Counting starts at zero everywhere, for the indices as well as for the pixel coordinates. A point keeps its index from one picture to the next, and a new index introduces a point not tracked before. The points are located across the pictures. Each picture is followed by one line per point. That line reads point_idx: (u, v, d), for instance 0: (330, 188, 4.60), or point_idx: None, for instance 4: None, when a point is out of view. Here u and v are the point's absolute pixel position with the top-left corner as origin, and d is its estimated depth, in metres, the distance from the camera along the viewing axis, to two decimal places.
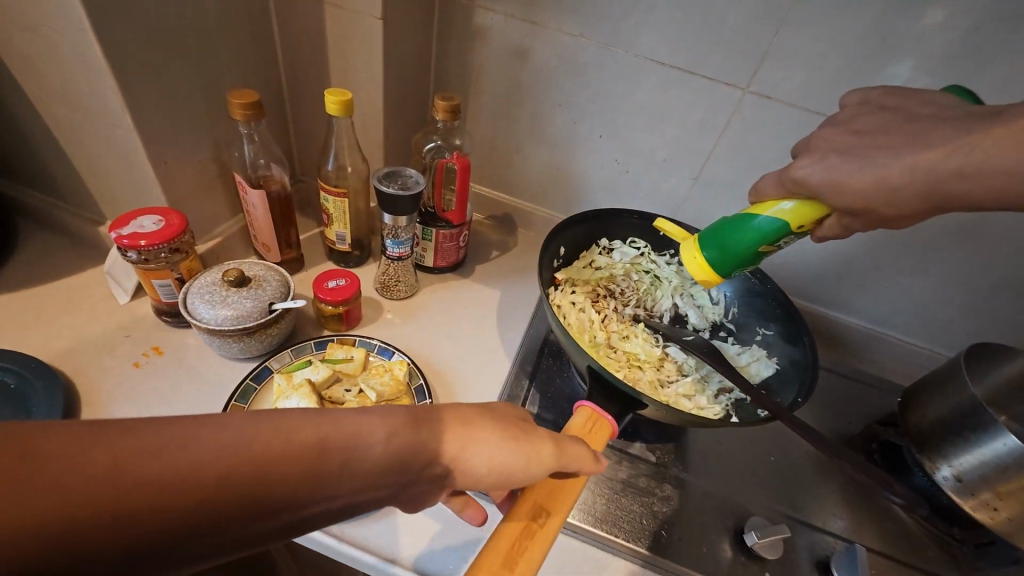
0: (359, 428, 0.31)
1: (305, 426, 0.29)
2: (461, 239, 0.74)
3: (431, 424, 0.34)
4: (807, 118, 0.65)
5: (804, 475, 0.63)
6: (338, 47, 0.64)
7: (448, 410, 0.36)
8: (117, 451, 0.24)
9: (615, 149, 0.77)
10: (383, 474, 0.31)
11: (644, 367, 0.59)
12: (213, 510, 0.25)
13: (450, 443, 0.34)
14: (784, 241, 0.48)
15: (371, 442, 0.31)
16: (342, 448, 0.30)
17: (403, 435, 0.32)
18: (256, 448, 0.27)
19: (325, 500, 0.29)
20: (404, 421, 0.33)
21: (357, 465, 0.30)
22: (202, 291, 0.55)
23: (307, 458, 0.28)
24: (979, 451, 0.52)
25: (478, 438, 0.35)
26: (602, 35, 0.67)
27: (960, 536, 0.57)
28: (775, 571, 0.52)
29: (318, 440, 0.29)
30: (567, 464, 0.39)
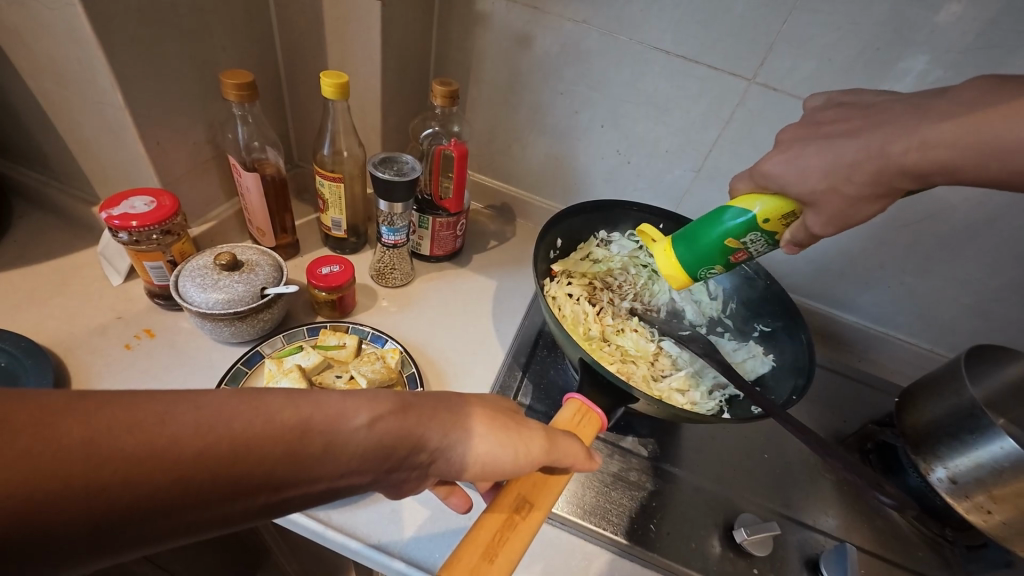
0: (343, 411, 0.30)
1: (287, 407, 0.29)
2: (458, 228, 0.73)
3: (419, 407, 0.33)
4: (785, 101, 0.64)
5: (797, 473, 0.62)
6: (336, 28, 0.63)
7: (437, 397, 0.35)
8: (91, 422, 0.23)
9: (617, 140, 0.76)
10: (367, 458, 0.31)
11: (637, 362, 0.59)
12: (188, 487, 0.25)
13: (436, 427, 0.33)
14: (752, 240, 0.47)
15: (355, 425, 0.30)
16: (325, 429, 0.29)
17: (389, 420, 0.32)
18: (236, 426, 0.27)
19: (303, 482, 0.29)
20: (391, 405, 0.32)
21: (341, 449, 0.30)
22: (193, 274, 0.54)
23: (288, 440, 0.28)
24: (971, 453, 0.52)
25: (463, 431, 0.35)
26: (607, 21, 0.66)
27: (952, 536, 0.57)
28: (764, 569, 0.52)
29: (301, 421, 0.29)
30: (558, 458, 0.38)
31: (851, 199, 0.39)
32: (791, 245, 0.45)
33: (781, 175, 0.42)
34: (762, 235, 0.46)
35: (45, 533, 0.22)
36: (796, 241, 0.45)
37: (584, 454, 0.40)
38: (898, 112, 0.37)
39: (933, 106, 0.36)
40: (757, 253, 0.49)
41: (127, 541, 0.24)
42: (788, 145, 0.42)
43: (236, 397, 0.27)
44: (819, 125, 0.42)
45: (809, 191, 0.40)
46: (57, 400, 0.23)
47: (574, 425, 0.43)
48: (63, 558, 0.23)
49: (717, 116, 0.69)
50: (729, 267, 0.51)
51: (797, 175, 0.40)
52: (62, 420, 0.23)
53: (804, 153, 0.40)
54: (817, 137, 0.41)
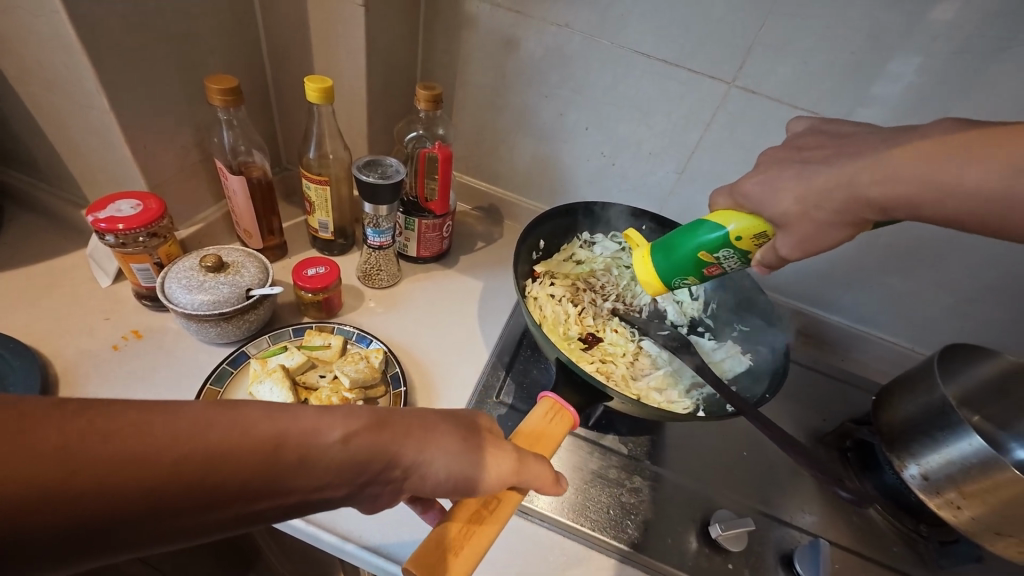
0: (320, 426, 0.31)
1: (265, 420, 0.30)
2: (444, 229, 0.74)
3: (395, 424, 0.35)
4: (763, 103, 0.65)
5: (777, 472, 0.63)
6: (321, 33, 0.64)
7: (413, 414, 0.36)
8: (70, 429, 0.24)
9: (602, 141, 0.77)
10: (341, 473, 0.32)
11: (617, 361, 0.60)
12: (162, 496, 0.26)
13: (410, 444, 0.34)
14: (726, 256, 0.48)
15: (330, 441, 0.31)
16: (300, 443, 0.30)
17: (365, 436, 0.33)
18: (213, 437, 0.27)
19: (276, 494, 0.30)
20: (366, 422, 0.33)
21: (315, 463, 0.30)
22: (179, 276, 0.55)
23: (264, 452, 0.29)
24: (944, 450, 0.53)
25: (437, 448, 0.35)
26: (588, 25, 0.67)
27: (925, 532, 0.58)
28: (739, 564, 0.53)
29: (277, 434, 0.30)
30: (526, 480, 0.38)
31: (820, 222, 0.40)
32: (762, 265, 0.46)
33: (757, 189, 0.43)
34: (736, 254, 0.47)
35: (18, 536, 0.22)
36: (766, 263, 0.46)
37: (551, 477, 0.40)
38: (869, 143, 0.39)
39: (921, 129, 0.37)
40: (731, 268, 0.50)
41: (99, 546, 0.25)
42: (766, 167, 0.44)
43: (215, 409, 0.29)
44: (796, 148, 0.43)
45: (779, 202, 0.41)
46: (37, 407, 0.24)
47: (547, 421, 0.43)
48: (32, 562, 0.23)
49: (700, 119, 0.70)
50: (702, 280, 0.52)
51: (780, 185, 0.41)
52: (42, 427, 0.24)
53: (786, 172, 0.42)
54: (796, 160, 0.42)
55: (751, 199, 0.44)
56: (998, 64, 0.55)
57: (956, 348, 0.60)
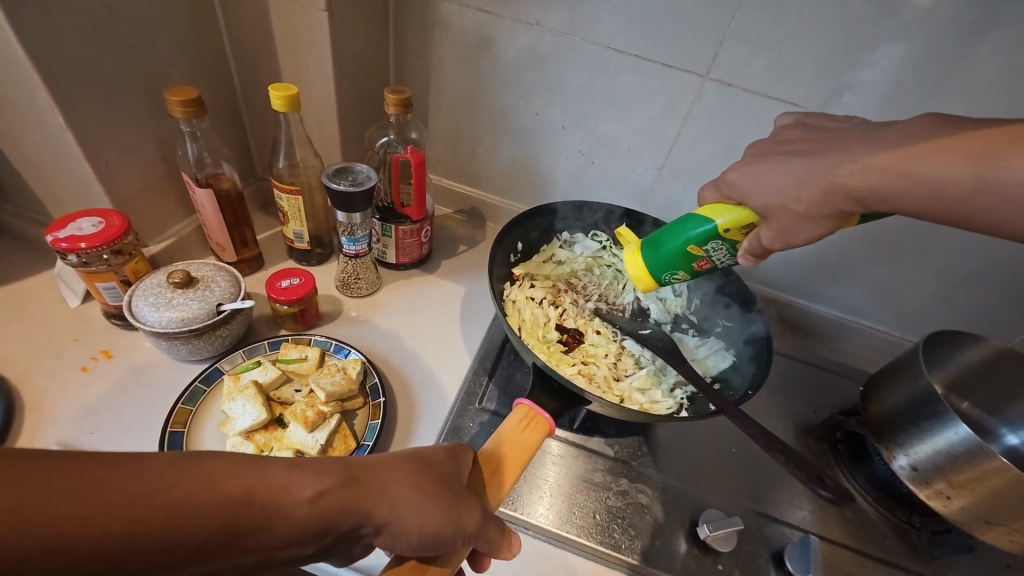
0: (289, 482, 0.30)
1: (231, 475, 0.28)
2: (423, 235, 0.73)
3: (368, 479, 0.33)
4: (739, 95, 0.65)
5: (767, 468, 0.62)
6: (287, 40, 0.62)
7: (392, 464, 0.34)
8: (24, 487, 0.24)
9: (580, 139, 0.76)
10: (309, 531, 0.30)
11: (599, 363, 0.59)
12: (115, 559, 0.25)
13: (385, 502, 0.33)
14: (715, 248, 0.47)
15: (299, 498, 0.30)
16: (267, 501, 0.29)
17: (336, 494, 0.31)
18: (175, 496, 0.26)
19: (238, 554, 0.28)
20: (339, 478, 0.32)
21: (280, 522, 0.29)
22: (147, 294, 0.54)
23: (227, 512, 0.27)
24: (931, 439, 0.53)
25: (412, 507, 0.33)
26: (559, 23, 0.66)
27: (918, 522, 0.58)
28: (728, 564, 0.52)
29: (243, 491, 0.28)
30: (491, 540, 0.36)
31: (799, 213, 0.39)
32: (750, 255, 0.44)
33: (741, 184, 0.43)
34: (725, 244, 0.46)
35: None
36: (752, 253, 0.44)
37: (505, 540, 0.37)
38: (851, 138, 0.38)
39: (899, 126, 0.36)
40: (722, 263, 0.48)
41: None
42: (748, 159, 0.43)
43: (179, 463, 0.28)
44: (777, 141, 0.43)
45: (761, 192, 0.41)
46: None
47: (520, 431, 0.42)
48: None
49: (676, 114, 0.69)
50: (692, 275, 0.50)
51: (763, 178, 0.41)
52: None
53: (768, 163, 0.41)
54: (780, 152, 0.41)
55: (737, 188, 0.43)
56: (972, 48, 0.54)
57: (944, 335, 0.59)
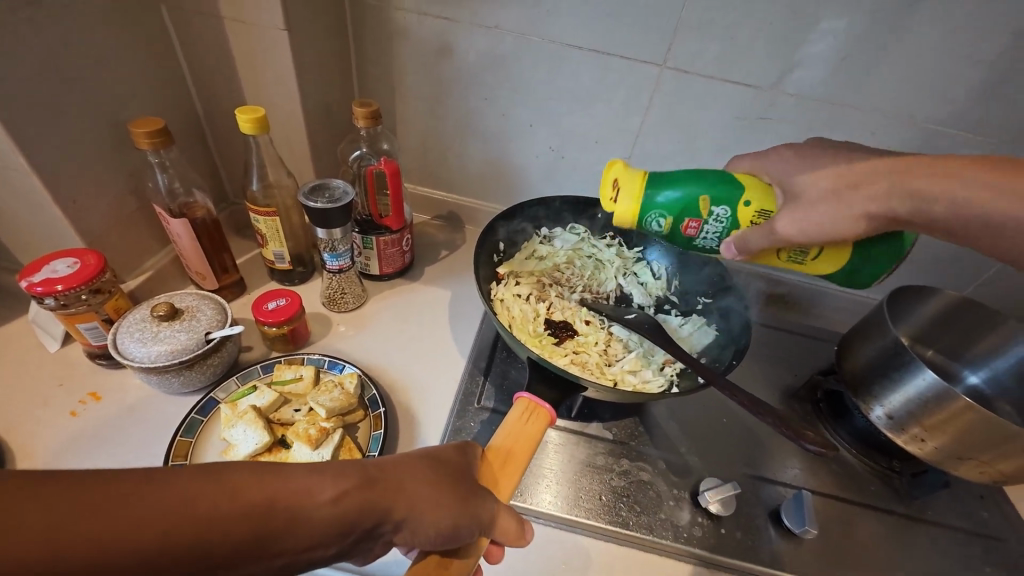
0: (309, 486, 0.31)
1: (252, 484, 0.29)
2: (404, 243, 0.74)
3: (386, 479, 0.34)
4: (697, 81, 0.67)
5: (757, 432, 0.65)
6: (249, 62, 0.62)
7: (406, 464, 0.35)
8: (54, 504, 0.24)
9: (549, 136, 0.78)
10: (331, 533, 0.31)
11: (590, 351, 0.60)
12: (146, 571, 0.25)
13: (402, 500, 0.33)
14: (694, 218, 0.48)
15: (320, 501, 0.31)
16: (289, 505, 0.30)
17: (355, 495, 0.32)
18: (202, 507, 0.27)
19: (264, 560, 0.29)
20: (357, 480, 0.33)
21: (303, 526, 0.30)
22: (132, 329, 0.53)
23: (251, 519, 0.28)
24: (903, 389, 0.57)
25: (428, 504, 0.34)
26: (518, 24, 0.67)
27: (898, 467, 0.62)
28: (731, 528, 0.54)
29: (266, 498, 0.29)
30: (503, 529, 0.37)
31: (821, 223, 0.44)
32: (732, 244, 0.48)
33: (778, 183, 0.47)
34: (731, 217, 0.48)
35: None
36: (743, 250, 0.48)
37: (518, 529, 0.39)
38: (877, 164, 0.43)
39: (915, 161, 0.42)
40: (706, 237, 0.50)
41: None
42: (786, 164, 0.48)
43: (202, 475, 0.28)
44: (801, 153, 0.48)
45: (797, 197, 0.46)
46: (18, 482, 0.24)
47: (522, 424, 0.44)
48: None
49: (638, 104, 0.71)
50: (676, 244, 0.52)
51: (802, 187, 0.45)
52: (24, 506, 0.23)
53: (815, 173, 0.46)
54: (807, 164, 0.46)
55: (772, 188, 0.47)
56: (904, 21, 0.58)
57: (908, 290, 0.62)
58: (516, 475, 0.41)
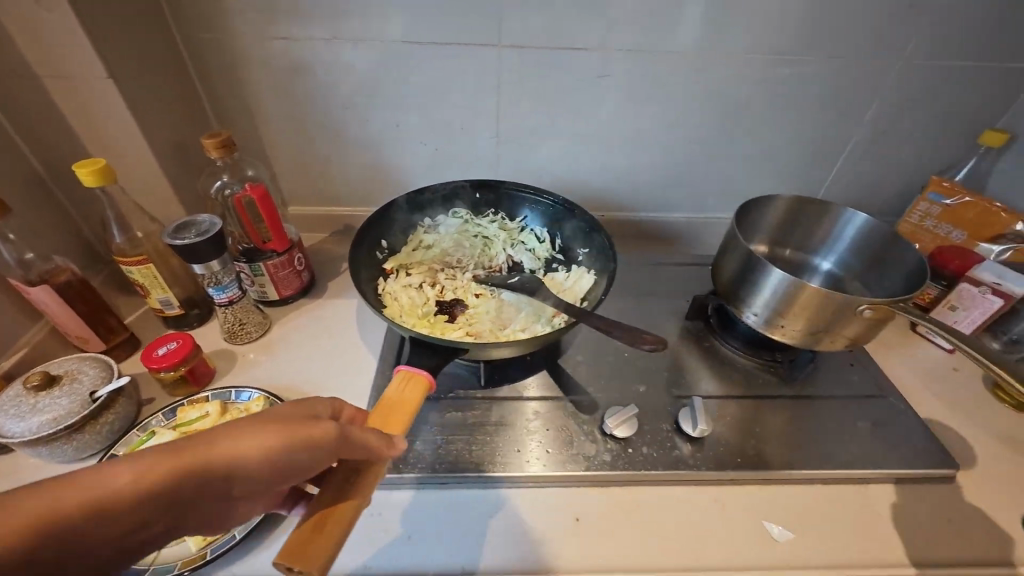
0: (103, 476, 0.31)
1: (39, 493, 0.30)
2: (296, 263, 0.75)
3: (194, 444, 0.33)
4: (533, 53, 0.72)
5: (657, 357, 0.71)
6: (83, 117, 0.61)
7: (217, 423, 0.35)
8: None
9: (417, 131, 0.81)
10: (153, 504, 0.32)
11: (483, 320, 0.63)
12: None
13: (218, 453, 0.34)
14: None
15: (119, 484, 0.31)
16: (87, 499, 0.30)
17: (158, 467, 0.32)
18: None
19: (96, 543, 0.31)
20: (157, 453, 0.33)
21: (114, 509, 0.31)
22: (7, 407, 0.52)
23: (50, 521, 0.30)
24: (761, 289, 0.64)
25: (250, 449, 0.34)
26: (353, 31, 0.69)
27: (779, 358, 0.70)
28: (643, 447, 0.59)
29: (59, 501, 0.30)
30: (358, 446, 0.38)
31: None
32: None
33: None
34: None
35: None
36: None
37: (381, 440, 0.39)
38: None
39: None
40: None
41: None
42: None
43: None
44: None
45: None
46: None
47: (400, 391, 0.45)
48: None
49: (489, 84, 0.75)
50: None
51: None
52: None
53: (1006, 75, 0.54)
54: None
55: None
56: None
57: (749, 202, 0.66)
58: (397, 425, 0.42)
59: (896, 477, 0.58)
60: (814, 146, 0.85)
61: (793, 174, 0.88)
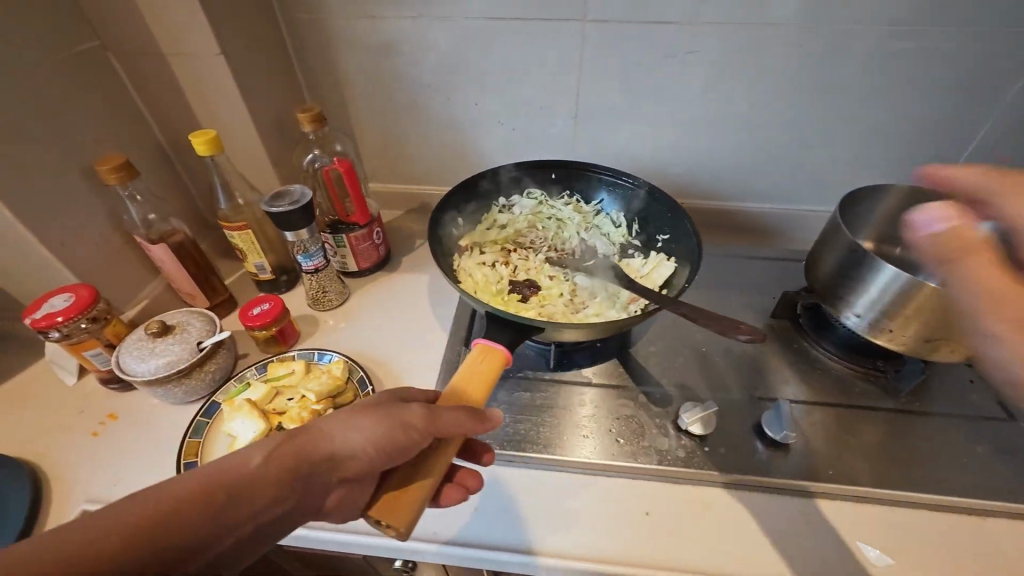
0: (239, 459, 0.35)
1: (185, 481, 0.33)
2: (375, 237, 0.77)
3: (306, 437, 0.37)
4: (621, 29, 0.69)
5: (734, 355, 0.67)
6: (198, 94, 0.67)
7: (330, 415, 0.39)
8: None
9: (496, 112, 0.81)
10: (273, 486, 0.34)
11: (555, 301, 0.63)
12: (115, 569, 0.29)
13: (329, 438, 0.37)
14: None
15: (248, 467, 0.34)
16: (226, 482, 0.34)
17: (281, 451, 0.36)
18: (145, 509, 0.31)
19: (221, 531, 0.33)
20: (279, 440, 0.36)
21: (242, 491, 0.34)
22: (132, 348, 0.58)
23: (195, 499, 0.32)
24: (868, 286, 0.57)
25: (349, 428, 0.37)
26: (438, 8, 0.70)
27: (883, 367, 0.63)
28: (717, 445, 0.56)
29: (203, 484, 0.33)
30: (446, 423, 0.38)
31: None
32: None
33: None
34: None
35: None
36: None
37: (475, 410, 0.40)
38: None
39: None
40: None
41: None
42: None
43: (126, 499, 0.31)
44: None
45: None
46: None
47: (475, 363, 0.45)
48: None
49: (571, 61, 0.73)
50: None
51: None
52: None
53: None
54: None
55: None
56: None
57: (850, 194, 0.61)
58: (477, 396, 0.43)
59: (1018, 513, 0.51)
60: (936, 132, 0.74)
61: (910, 164, 0.78)
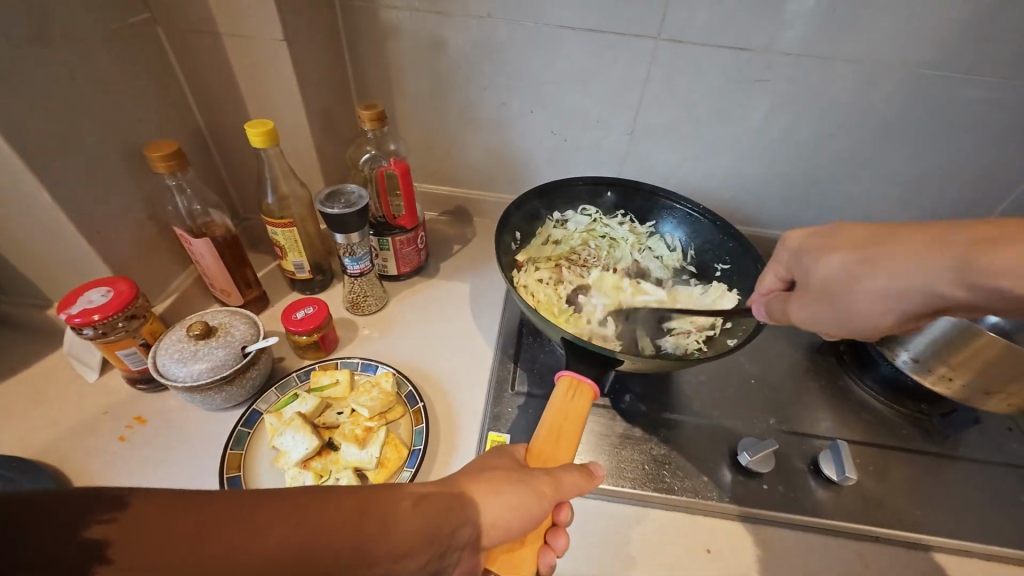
0: (395, 498, 0.35)
1: (348, 494, 0.34)
2: (419, 241, 0.74)
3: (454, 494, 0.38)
4: (693, 51, 0.68)
5: (782, 389, 0.67)
6: (250, 79, 0.63)
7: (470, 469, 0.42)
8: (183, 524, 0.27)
9: (550, 121, 0.78)
10: (421, 539, 0.34)
11: (616, 325, 0.62)
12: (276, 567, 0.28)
13: (474, 498, 0.38)
14: None
15: (403, 511, 0.35)
16: (383, 508, 0.34)
17: (431, 499, 0.36)
18: (310, 513, 0.31)
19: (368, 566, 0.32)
20: (430, 490, 0.37)
21: (393, 532, 0.33)
22: (170, 350, 0.54)
23: (352, 515, 0.33)
24: (925, 331, 0.58)
25: (494, 490, 0.39)
26: (508, 11, 0.67)
27: (927, 410, 0.64)
28: (773, 482, 0.56)
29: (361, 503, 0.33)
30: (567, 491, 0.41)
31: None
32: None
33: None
34: None
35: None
36: None
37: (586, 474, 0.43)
38: None
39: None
40: None
41: None
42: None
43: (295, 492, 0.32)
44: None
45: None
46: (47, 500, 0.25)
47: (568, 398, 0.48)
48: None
49: (636, 78, 0.72)
50: None
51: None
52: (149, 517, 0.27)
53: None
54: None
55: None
56: None
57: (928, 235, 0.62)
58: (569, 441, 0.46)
59: None
60: (982, 180, 0.76)
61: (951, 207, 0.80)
